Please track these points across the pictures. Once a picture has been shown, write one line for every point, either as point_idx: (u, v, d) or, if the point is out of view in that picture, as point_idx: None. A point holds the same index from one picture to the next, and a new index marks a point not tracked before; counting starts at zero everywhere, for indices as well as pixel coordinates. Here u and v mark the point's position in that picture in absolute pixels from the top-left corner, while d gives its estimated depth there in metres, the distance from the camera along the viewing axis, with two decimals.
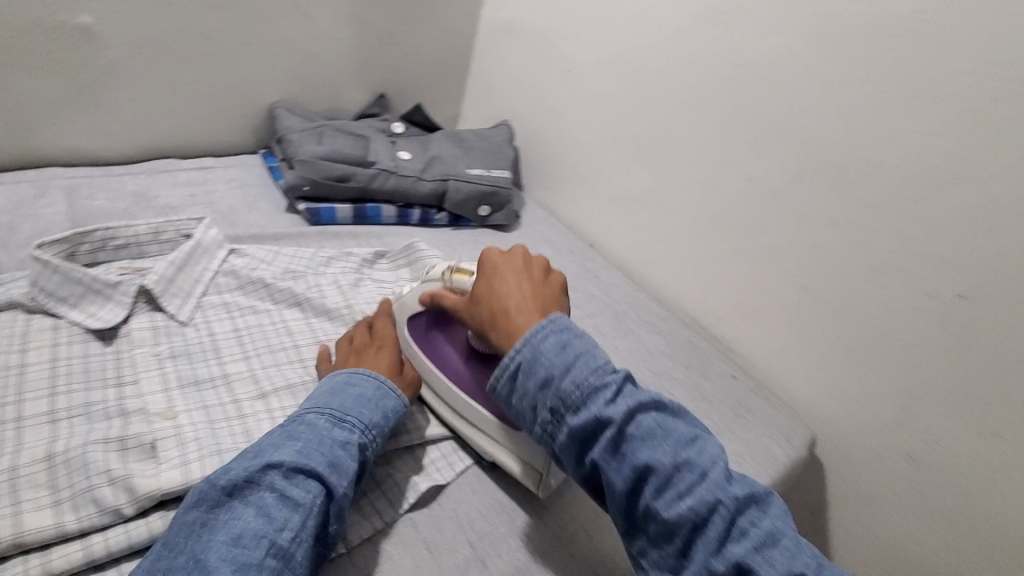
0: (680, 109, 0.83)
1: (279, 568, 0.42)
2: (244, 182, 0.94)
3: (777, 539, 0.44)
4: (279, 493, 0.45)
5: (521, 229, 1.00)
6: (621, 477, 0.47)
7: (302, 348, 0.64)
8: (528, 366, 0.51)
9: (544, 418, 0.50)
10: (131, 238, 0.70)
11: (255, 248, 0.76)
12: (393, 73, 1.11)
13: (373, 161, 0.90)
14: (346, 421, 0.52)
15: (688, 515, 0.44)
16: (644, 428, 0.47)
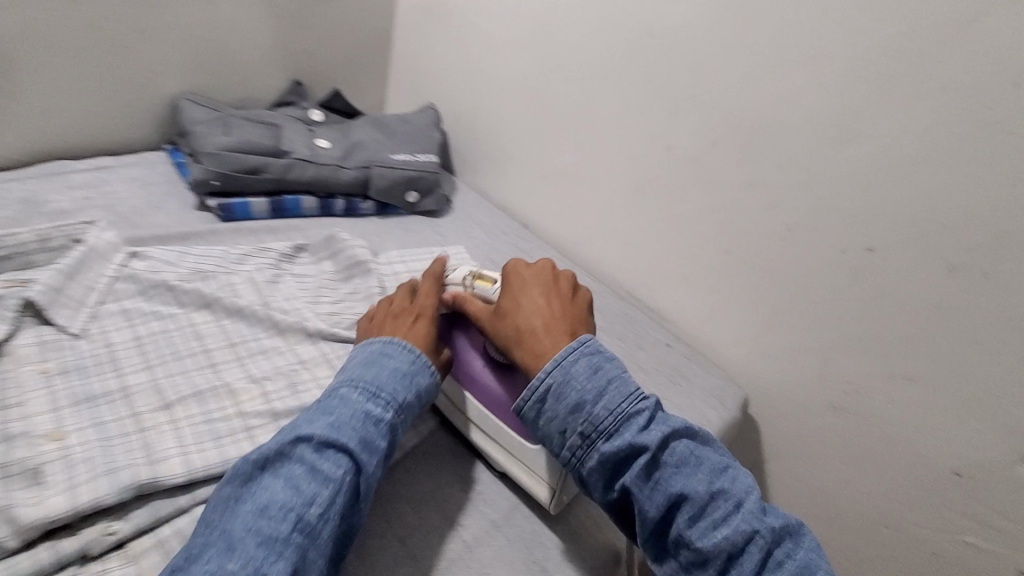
0: (601, 81, 0.83)
1: (305, 545, 0.42)
2: (148, 180, 0.87)
3: (811, 571, 0.46)
4: (309, 466, 0.45)
5: (452, 213, 0.98)
6: (655, 505, 0.49)
7: (213, 352, 0.60)
8: (559, 390, 0.52)
9: (574, 442, 0.51)
10: (15, 247, 0.62)
11: (160, 250, 0.70)
12: (308, 57, 1.04)
13: (288, 150, 0.84)
14: (380, 395, 0.51)
15: (725, 544, 0.46)
16: (677, 455, 0.50)
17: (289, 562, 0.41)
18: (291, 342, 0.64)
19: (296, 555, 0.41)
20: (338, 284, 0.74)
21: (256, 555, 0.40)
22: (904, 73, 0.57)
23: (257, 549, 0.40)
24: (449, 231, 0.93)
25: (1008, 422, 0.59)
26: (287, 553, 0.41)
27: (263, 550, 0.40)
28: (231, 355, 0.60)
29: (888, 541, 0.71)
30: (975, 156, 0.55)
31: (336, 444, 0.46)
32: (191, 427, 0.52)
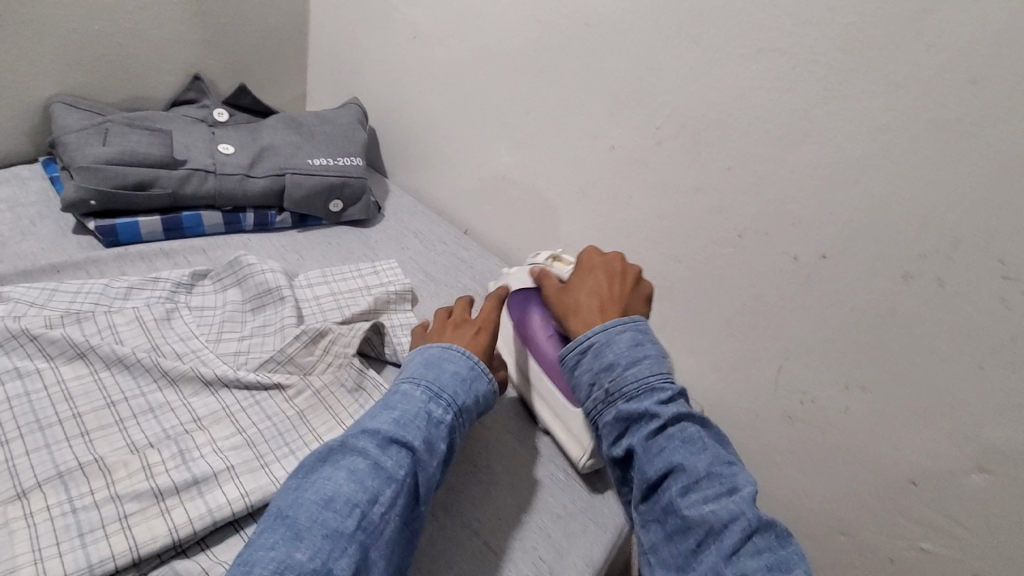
0: (536, 76, 0.75)
1: (367, 544, 0.41)
2: (16, 199, 0.73)
3: (790, 567, 0.44)
4: (374, 462, 0.44)
5: (383, 221, 0.89)
6: (653, 468, 0.50)
7: (86, 415, 0.51)
8: (598, 348, 0.55)
9: (597, 395, 0.54)
10: None
11: (21, 288, 0.59)
12: (211, 49, 0.92)
13: (183, 159, 0.74)
14: (441, 396, 0.51)
15: (708, 516, 0.46)
16: (687, 433, 0.50)
17: (353, 560, 0.40)
18: (187, 394, 0.55)
19: (362, 553, 0.41)
20: (247, 316, 0.65)
21: (322, 548, 0.39)
22: (857, 68, 0.53)
23: (323, 543, 0.40)
24: (380, 243, 0.85)
25: (961, 431, 0.57)
26: (351, 550, 0.40)
27: (328, 544, 0.40)
28: (109, 419, 0.51)
29: (846, 550, 0.69)
30: (930, 157, 0.51)
31: (399, 442, 0.46)
32: (47, 522, 0.43)
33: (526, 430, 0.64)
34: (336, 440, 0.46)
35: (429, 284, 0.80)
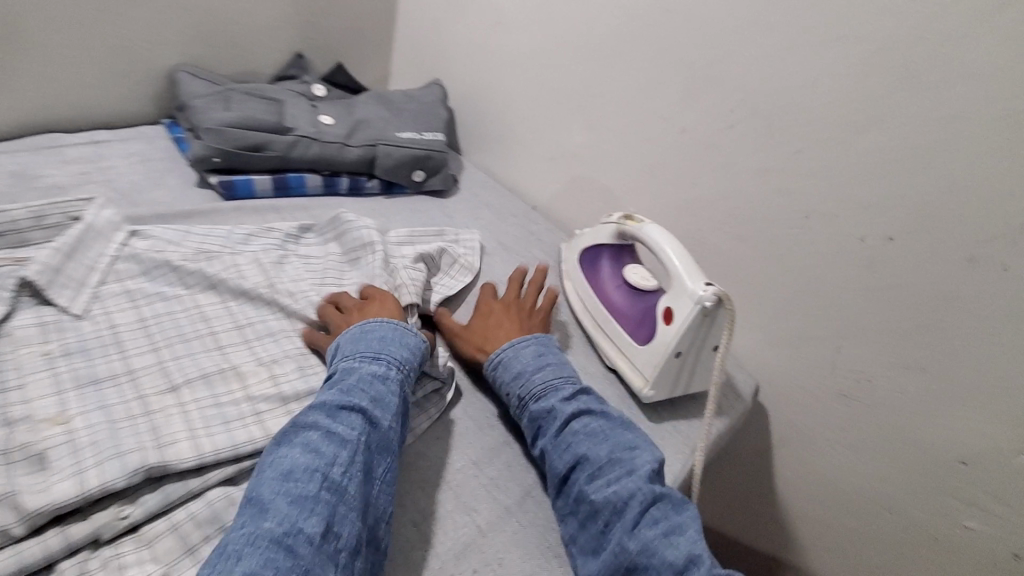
0: (613, 61, 0.80)
1: (335, 502, 0.43)
2: (148, 156, 0.84)
3: (684, 529, 0.49)
4: (325, 431, 0.47)
5: (459, 194, 0.96)
6: (563, 461, 0.54)
7: (219, 334, 0.59)
8: (506, 363, 0.62)
9: (512, 403, 0.60)
10: (6, 224, 0.61)
11: (161, 228, 0.68)
12: (311, 30, 1.01)
13: (291, 127, 0.82)
14: (380, 360, 0.54)
15: (612, 496, 0.50)
16: (589, 427, 0.56)
17: (323, 516, 0.42)
18: (300, 326, 0.63)
19: (331, 509, 0.42)
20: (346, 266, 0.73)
21: (290, 512, 0.41)
22: (930, 59, 0.56)
23: (291, 510, 0.41)
24: (457, 213, 0.92)
25: (1014, 413, 0.59)
26: (319, 509, 0.42)
27: (295, 508, 0.41)
28: (238, 339, 0.59)
29: (892, 526, 0.71)
30: (1004, 144, 0.53)
31: (346, 408, 0.49)
32: (199, 410, 0.51)
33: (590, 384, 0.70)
34: (290, 423, 0.48)
35: (501, 252, 0.86)
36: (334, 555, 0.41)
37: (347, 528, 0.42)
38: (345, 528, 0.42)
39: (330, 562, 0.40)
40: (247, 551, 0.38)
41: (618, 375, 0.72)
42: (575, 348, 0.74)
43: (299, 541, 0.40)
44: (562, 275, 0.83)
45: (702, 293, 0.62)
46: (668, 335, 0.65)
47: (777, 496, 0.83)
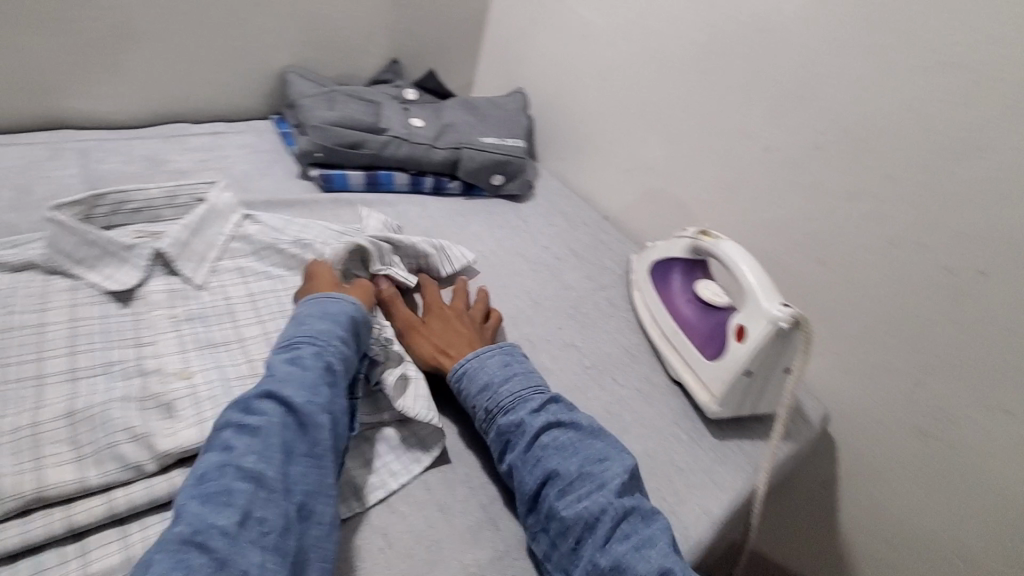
0: (699, 78, 0.81)
1: (252, 490, 0.42)
2: (258, 147, 0.92)
3: (653, 541, 0.49)
4: (238, 425, 0.46)
5: (534, 199, 0.99)
6: (532, 478, 0.53)
7: None
8: (471, 373, 0.60)
9: (479, 416, 0.58)
10: (145, 202, 0.69)
11: (268, 215, 0.75)
12: (406, 38, 1.07)
13: (385, 127, 0.88)
14: (290, 345, 0.53)
15: (583, 513, 0.50)
16: (559, 441, 0.55)
17: (238, 508, 0.41)
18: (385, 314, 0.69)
19: (245, 497, 0.42)
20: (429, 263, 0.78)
21: (203, 510, 0.40)
22: None
23: (202, 508, 0.41)
24: (531, 217, 0.95)
25: None
26: (235, 502, 0.41)
27: (207, 507, 0.41)
28: None
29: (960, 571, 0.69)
30: None
31: (254, 397, 0.47)
32: None
33: (654, 394, 0.71)
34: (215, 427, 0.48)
35: (571, 257, 0.89)
36: (256, 542, 0.40)
37: (261, 510, 0.42)
38: (259, 512, 0.42)
39: (254, 545, 0.40)
40: (157, 558, 0.38)
41: (681, 387, 0.73)
42: (640, 358, 0.75)
43: (211, 536, 0.39)
44: (630, 285, 0.85)
45: (778, 312, 0.62)
46: (738, 352, 0.65)
47: (835, 527, 0.81)
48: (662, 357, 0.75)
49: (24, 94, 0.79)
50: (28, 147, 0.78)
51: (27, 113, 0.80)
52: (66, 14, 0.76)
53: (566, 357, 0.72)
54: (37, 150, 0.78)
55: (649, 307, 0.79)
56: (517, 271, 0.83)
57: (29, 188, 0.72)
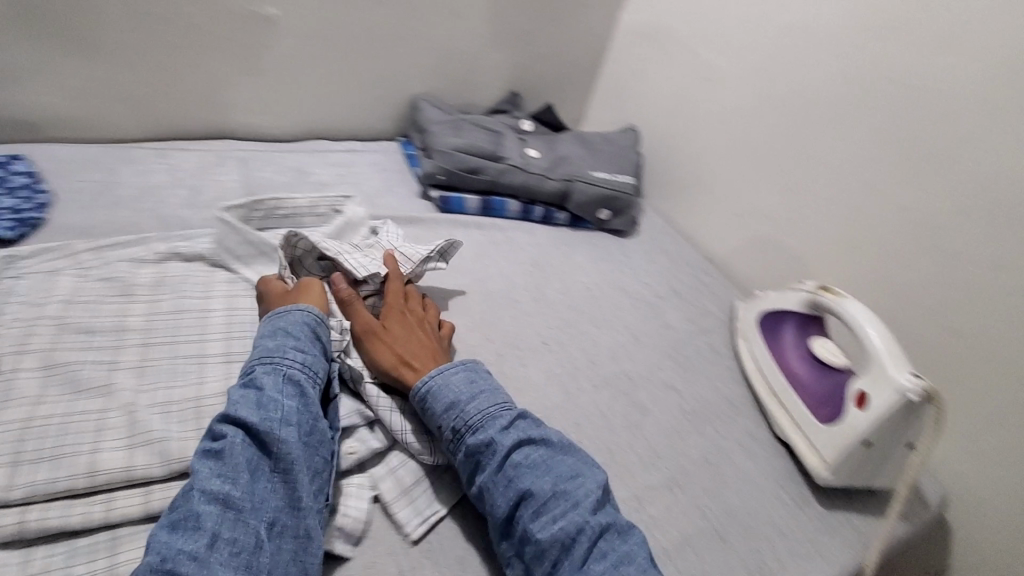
0: (831, 129, 0.79)
1: (218, 513, 0.43)
2: (385, 166, 1.00)
3: (632, 558, 0.48)
4: (203, 450, 0.47)
5: (638, 236, 1.00)
6: (505, 500, 0.51)
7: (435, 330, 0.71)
8: (435, 392, 0.56)
9: (445, 437, 0.55)
10: (294, 209, 0.78)
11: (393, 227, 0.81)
12: (528, 72, 1.12)
13: (504, 156, 0.93)
14: (249, 365, 0.53)
15: (560, 534, 0.48)
16: (530, 459, 0.53)
17: (206, 530, 0.42)
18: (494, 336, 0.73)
19: (212, 520, 0.43)
20: (531, 292, 0.82)
21: (172, 537, 0.41)
22: None
23: (170, 536, 0.41)
24: (635, 253, 0.96)
25: None
26: (204, 526, 0.42)
27: (175, 534, 0.42)
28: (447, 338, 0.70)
29: None
30: None
31: (215, 422, 0.48)
32: None
33: (756, 449, 0.69)
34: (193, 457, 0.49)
35: (674, 297, 0.88)
36: (225, 563, 0.41)
37: (228, 530, 0.43)
38: (225, 532, 0.42)
39: (224, 566, 0.41)
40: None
41: (786, 446, 0.70)
42: (742, 409, 0.74)
43: (180, 562, 0.40)
44: (735, 333, 0.83)
45: (906, 382, 0.59)
46: (857, 420, 0.62)
47: None
48: (767, 412, 0.73)
49: (202, 107, 0.90)
50: (201, 153, 0.89)
51: (203, 123, 0.92)
52: (245, 40, 0.86)
53: (667, 400, 0.71)
54: (207, 156, 0.89)
55: (756, 359, 0.77)
56: (619, 305, 0.84)
57: (200, 189, 0.83)
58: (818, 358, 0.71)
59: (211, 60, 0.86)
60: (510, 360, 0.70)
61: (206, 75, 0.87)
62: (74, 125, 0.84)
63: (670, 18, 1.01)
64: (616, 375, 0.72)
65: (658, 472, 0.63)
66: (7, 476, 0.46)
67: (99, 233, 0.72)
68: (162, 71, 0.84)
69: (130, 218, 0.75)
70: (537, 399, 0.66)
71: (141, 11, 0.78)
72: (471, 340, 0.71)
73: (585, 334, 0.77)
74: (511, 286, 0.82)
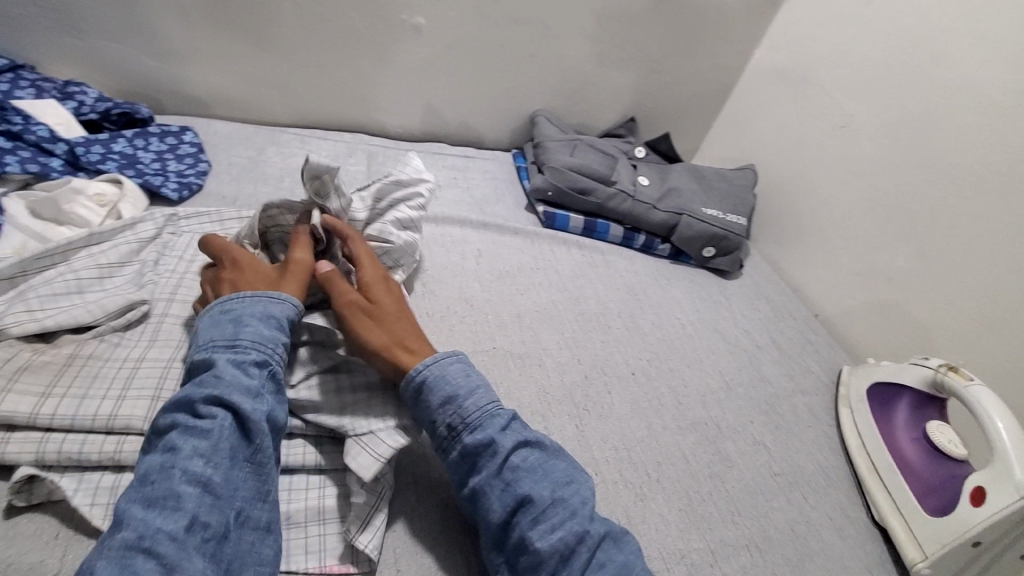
0: (984, 198, 0.72)
1: (199, 498, 0.41)
2: (496, 175, 1.03)
3: (630, 569, 0.46)
4: (183, 428, 0.43)
5: (740, 278, 0.97)
6: (501, 504, 0.48)
7: (528, 343, 0.72)
8: (431, 384, 0.53)
9: (440, 433, 0.52)
10: None
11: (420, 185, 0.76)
12: (649, 99, 1.12)
13: (615, 181, 0.94)
14: (237, 344, 0.48)
15: (558, 544, 0.45)
16: (529, 462, 0.50)
17: (185, 514, 0.39)
18: (585, 357, 0.73)
19: (191, 502, 0.40)
20: (625, 318, 0.81)
21: (149, 517, 0.39)
22: None
23: (147, 514, 0.39)
24: (735, 296, 0.93)
25: None
26: (183, 508, 0.40)
27: (150, 512, 0.39)
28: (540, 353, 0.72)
29: None
30: None
31: (200, 400, 0.44)
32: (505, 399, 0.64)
33: (849, 529, 0.64)
34: (151, 427, 0.45)
35: (773, 349, 0.84)
36: (200, 549, 0.39)
37: (206, 514, 0.40)
38: (202, 516, 0.40)
39: (199, 551, 0.39)
40: (99, 565, 0.36)
41: (883, 533, 0.65)
42: (837, 482, 0.68)
43: (158, 541, 0.38)
44: (838, 399, 0.78)
45: None
46: (971, 518, 0.58)
47: None
48: (865, 487, 0.68)
49: (342, 100, 0.98)
50: (335, 143, 0.97)
51: (339, 115, 1.00)
52: (389, 44, 0.93)
53: (754, 456, 0.68)
54: (340, 146, 0.97)
55: (861, 434, 0.72)
56: (714, 348, 0.81)
57: None
58: (932, 443, 0.66)
59: (357, 59, 0.93)
60: (598, 384, 0.70)
61: (351, 72, 0.95)
62: (234, 106, 0.94)
63: (810, 60, 0.97)
64: (704, 420, 0.70)
65: (739, 530, 0.60)
66: (147, 407, 0.50)
67: (244, 204, 0.80)
68: (313, 66, 0.92)
69: (270, 194, 0.83)
70: (620, 430, 0.65)
71: (305, 11, 0.86)
72: (561, 358, 0.72)
73: (675, 372, 0.75)
74: (605, 310, 0.82)
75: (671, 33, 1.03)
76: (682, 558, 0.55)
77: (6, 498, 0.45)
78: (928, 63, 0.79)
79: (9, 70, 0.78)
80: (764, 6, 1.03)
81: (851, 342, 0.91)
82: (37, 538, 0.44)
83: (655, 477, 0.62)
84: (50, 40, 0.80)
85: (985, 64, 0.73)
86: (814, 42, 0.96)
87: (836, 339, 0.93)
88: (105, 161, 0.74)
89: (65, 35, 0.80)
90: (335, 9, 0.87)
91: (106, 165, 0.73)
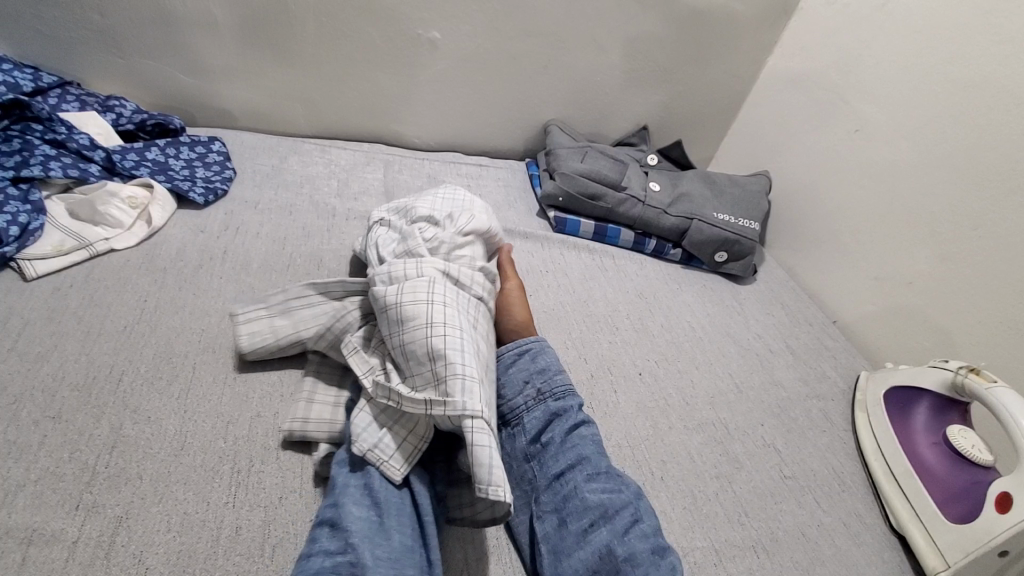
0: (1006, 195, 0.71)
1: (351, 472, 0.47)
2: (510, 183, 1.05)
3: (664, 553, 0.47)
4: None
5: (753, 284, 0.96)
6: (564, 458, 0.52)
7: None
8: (533, 354, 0.61)
9: (528, 391, 0.58)
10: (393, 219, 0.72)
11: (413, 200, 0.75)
12: (662, 108, 1.13)
13: (626, 186, 0.95)
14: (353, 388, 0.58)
15: (607, 502, 0.49)
16: (597, 438, 0.55)
17: (341, 484, 0.46)
18: (593, 356, 0.74)
19: (344, 480, 0.47)
20: (632, 318, 0.82)
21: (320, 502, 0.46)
22: None
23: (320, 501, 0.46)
24: (747, 300, 0.92)
25: None
26: (339, 482, 0.46)
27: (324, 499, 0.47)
28: None
29: None
30: None
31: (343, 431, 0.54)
32: None
33: (863, 535, 0.61)
34: None
35: (786, 354, 0.83)
36: (360, 503, 0.45)
37: (355, 481, 0.46)
38: (354, 483, 0.46)
39: (356, 505, 0.44)
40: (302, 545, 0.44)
41: (903, 540, 0.62)
42: (852, 487, 0.66)
43: (325, 510, 0.44)
44: (854, 406, 0.76)
45: None
46: (996, 525, 0.55)
47: None
48: (881, 494, 0.66)
49: (362, 112, 1.02)
50: (354, 153, 1.01)
51: (358, 127, 1.05)
52: (407, 58, 0.97)
53: (764, 457, 0.66)
54: (359, 156, 1.01)
55: (879, 442, 0.69)
56: (723, 350, 0.80)
57: (347, 182, 0.94)
58: (952, 448, 0.64)
59: (376, 72, 0.97)
60: (603, 383, 0.70)
61: (371, 85, 0.99)
62: (259, 118, 1.00)
63: (824, 66, 0.97)
64: (711, 421, 0.69)
65: (746, 529, 0.58)
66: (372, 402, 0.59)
67: (264, 208, 0.84)
68: (334, 80, 0.97)
69: (290, 200, 0.87)
70: (625, 427, 0.65)
71: (327, 28, 0.91)
72: (566, 357, 0.72)
73: (683, 373, 0.75)
74: (613, 312, 0.82)
75: (684, 42, 1.04)
76: (683, 556, 0.54)
77: (35, 467, 0.48)
78: (945, 63, 0.78)
79: (58, 86, 0.84)
80: (775, 13, 1.04)
81: (871, 349, 0.88)
82: (58, 507, 0.46)
83: (659, 476, 0.61)
84: (93, 58, 0.86)
85: (1007, 60, 0.71)
86: (827, 48, 0.96)
87: (854, 345, 0.91)
88: (139, 168, 0.79)
89: (106, 53, 0.86)
90: (356, 25, 0.91)
91: (139, 171, 0.79)
